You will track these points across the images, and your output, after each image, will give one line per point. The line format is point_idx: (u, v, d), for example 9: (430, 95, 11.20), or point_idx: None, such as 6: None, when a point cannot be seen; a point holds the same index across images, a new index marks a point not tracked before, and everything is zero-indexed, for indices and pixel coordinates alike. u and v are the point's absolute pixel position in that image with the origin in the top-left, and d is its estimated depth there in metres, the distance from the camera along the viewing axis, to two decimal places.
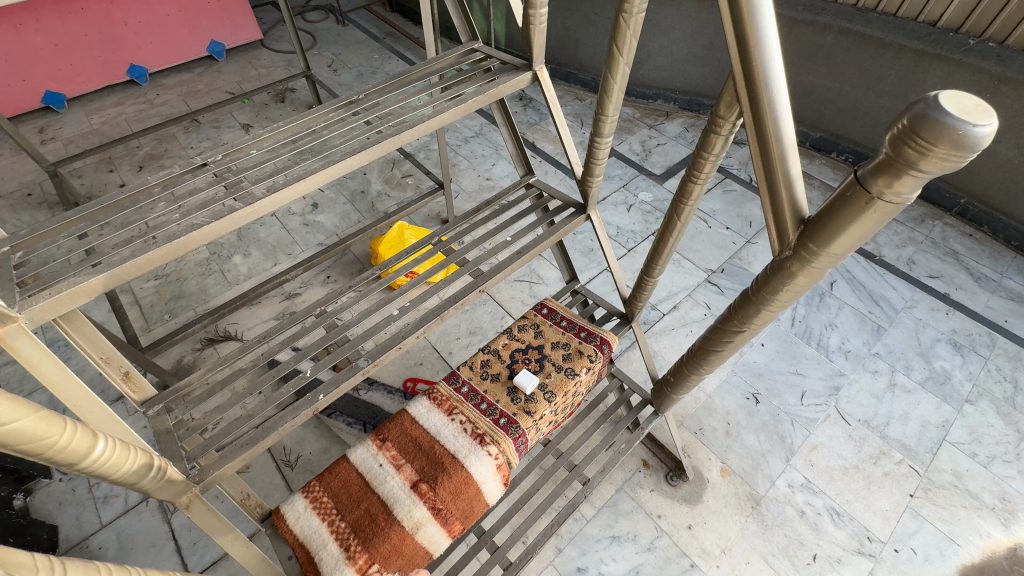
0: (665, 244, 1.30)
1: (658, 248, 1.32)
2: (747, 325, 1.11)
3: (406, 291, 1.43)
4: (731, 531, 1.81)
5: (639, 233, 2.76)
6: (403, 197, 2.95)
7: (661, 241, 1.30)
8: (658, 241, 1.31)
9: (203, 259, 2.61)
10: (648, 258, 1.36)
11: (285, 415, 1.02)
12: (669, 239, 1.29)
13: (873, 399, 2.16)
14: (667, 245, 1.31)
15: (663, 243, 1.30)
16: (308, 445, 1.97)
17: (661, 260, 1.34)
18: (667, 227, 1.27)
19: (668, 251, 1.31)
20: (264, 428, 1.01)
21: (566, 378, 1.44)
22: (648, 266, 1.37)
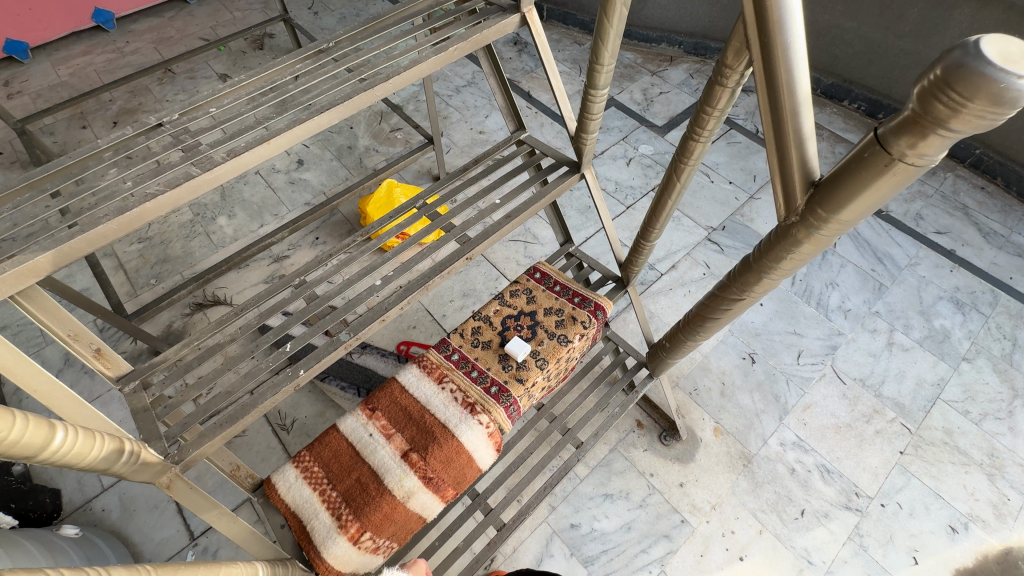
0: (663, 207, 1.22)
1: (657, 211, 1.24)
2: (747, 293, 1.06)
3: (392, 255, 1.34)
4: (722, 488, 1.84)
5: (639, 188, 2.66)
6: (391, 152, 2.82)
7: (660, 203, 1.22)
8: (657, 203, 1.22)
9: (187, 221, 2.53)
10: (647, 221, 1.29)
11: (266, 391, 0.99)
12: (668, 201, 1.20)
13: (870, 357, 2.14)
14: (666, 207, 1.23)
15: (661, 205, 1.22)
16: (303, 409, 1.97)
17: (660, 223, 1.27)
18: (665, 189, 1.18)
19: (667, 213, 1.24)
20: (243, 405, 0.97)
21: (558, 345, 1.40)
22: (646, 229, 1.30)
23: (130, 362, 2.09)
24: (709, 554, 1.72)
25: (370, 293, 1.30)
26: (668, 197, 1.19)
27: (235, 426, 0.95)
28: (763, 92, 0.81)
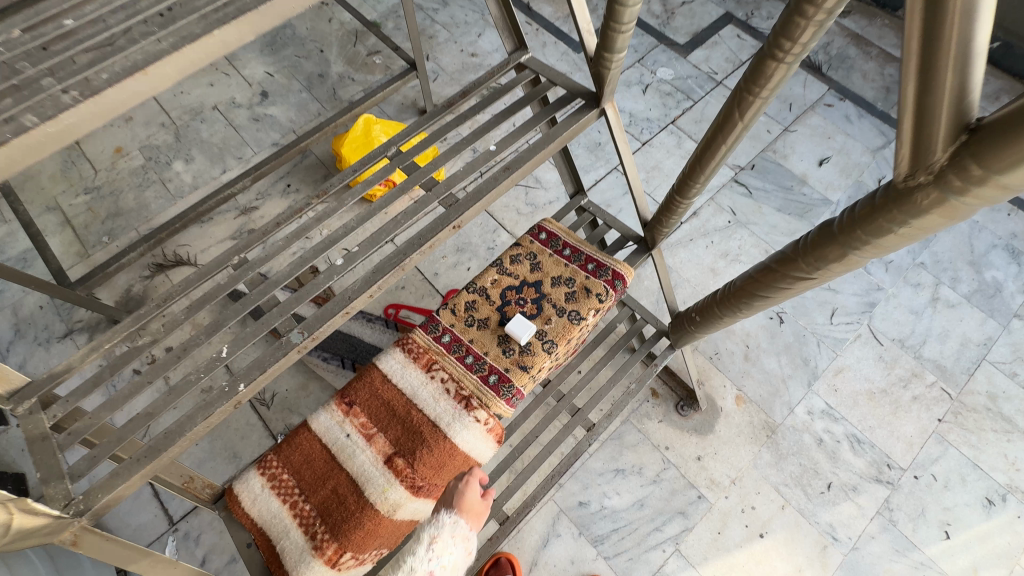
0: (716, 152, 0.93)
1: (707, 156, 0.95)
2: (819, 272, 0.81)
3: (360, 219, 0.96)
4: (743, 461, 1.70)
5: (656, 121, 2.30)
6: (370, 81, 2.42)
7: (714, 146, 0.92)
8: (708, 145, 0.93)
9: (139, 166, 2.20)
10: (690, 168, 1.00)
11: (195, 412, 0.75)
12: (723, 143, 0.91)
13: (911, 315, 1.92)
14: (716, 153, 0.94)
15: (714, 150, 0.93)
16: (284, 381, 1.79)
17: (707, 173, 0.98)
18: (724, 127, 0.88)
19: (719, 160, 0.95)
20: (166, 433, 0.74)
21: (569, 323, 1.17)
22: (686, 180, 1.02)
23: (88, 331, 1.87)
24: (728, 531, 1.61)
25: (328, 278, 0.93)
26: (727, 137, 0.89)
27: (158, 461, 0.73)
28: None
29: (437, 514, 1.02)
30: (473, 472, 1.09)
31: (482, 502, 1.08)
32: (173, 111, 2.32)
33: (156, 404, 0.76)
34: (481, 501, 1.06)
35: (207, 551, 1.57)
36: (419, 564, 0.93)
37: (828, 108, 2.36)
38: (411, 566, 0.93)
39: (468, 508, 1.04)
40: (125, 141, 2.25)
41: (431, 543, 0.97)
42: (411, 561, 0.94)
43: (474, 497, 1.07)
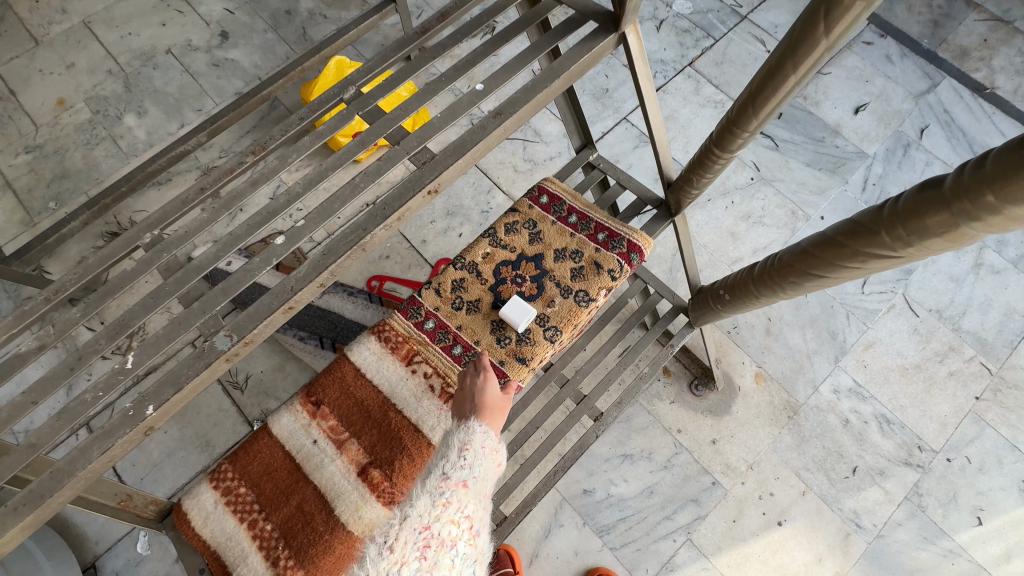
0: (781, 84, 0.70)
1: (767, 92, 0.72)
2: (904, 250, 0.63)
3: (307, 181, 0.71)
4: (761, 444, 1.56)
5: (672, 62, 2.02)
6: (344, 18, 2.12)
7: (781, 72, 0.69)
8: (772, 73, 0.70)
9: (85, 121, 1.94)
10: (740, 109, 0.77)
11: (90, 445, 0.57)
12: (792, 70, 0.68)
13: (951, 283, 1.73)
14: (780, 89, 0.71)
15: (779, 80, 0.69)
16: (259, 362, 1.62)
17: (762, 116, 0.76)
18: (803, 41, 0.64)
19: (782, 97, 0.72)
20: (54, 471, 0.56)
21: (576, 306, 0.98)
22: (732, 127, 0.80)
23: None
24: (744, 519, 1.49)
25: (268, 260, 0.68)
26: (801, 60, 0.66)
27: (45, 508, 0.56)
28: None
29: (461, 415, 0.85)
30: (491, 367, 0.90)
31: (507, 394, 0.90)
32: (121, 56, 2.03)
33: (42, 432, 0.59)
34: (506, 395, 0.89)
35: None
36: (450, 473, 0.77)
37: (867, 46, 2.07)
38: (440, 475, 0.76)
39: (495, 408, 0.85)
40: (68, 91, 1.98)
41: (460, 452, 0.79)
42: (440, 471, 0.77)
43: (500, 394, 0.88)
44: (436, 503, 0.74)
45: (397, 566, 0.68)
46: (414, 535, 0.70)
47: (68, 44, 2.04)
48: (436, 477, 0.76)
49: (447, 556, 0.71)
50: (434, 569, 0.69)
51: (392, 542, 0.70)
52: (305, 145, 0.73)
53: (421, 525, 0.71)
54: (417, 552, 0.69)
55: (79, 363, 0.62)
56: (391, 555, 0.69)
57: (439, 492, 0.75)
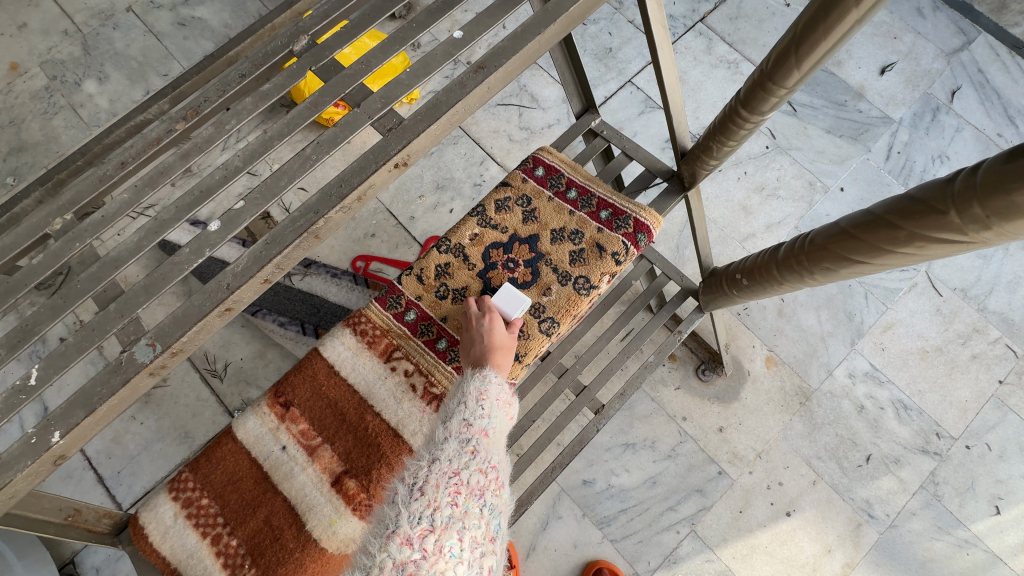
0: (838, 23, 0.56)
1: (816, 36, 0.59)
2: (970, 233, 0.52)
3: (248, 152, 0.59)
4: (771, 432, 1.48)
5: (681, 18, 1.84)
6: None
7: (840, 6, 0.55)
8: (829, 6, 0.56)
9: (41, 88, 1.78)
10: (779, 59, 0.64)
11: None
12: (857, 2, 0.54)
13: (978, 260, 1.62)
14: (835, 32, 0.58)
15: (837, 17, 0.56)
16: (238, 349, 1.52)
17: (806, 67, 0.63)
18: None
19: (835, 42, 0.59)
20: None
21: (575, 294, 0.87)
22: (767, 81, 0.67)
23: None
24: (751, 509, 1.42)
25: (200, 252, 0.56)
26: None
27: None
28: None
29: (472, 360, 0.79)
30: (494, 308, 0.83)
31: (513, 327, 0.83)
32: (76, 15, 1.85)
33: None
34: (512, 331, 0.82)
35: None
36: (471, 419, 0.69)
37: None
38: (462, 421, 0.68)
39: (504, 348, 0.79)
40: (20, 55, 1.81)
41: (480, 398, 0.71)
42: (460, 417, 0.69)
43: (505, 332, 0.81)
44: (464, 447, 0.66)
45: (428, 511, 0.59)
46: (445, 479, 0.62)
47: (18, 2, 1.86)
48: (457, 423, 0.68)
49: (477, 505, 0.62)
50: (465, 517, 0.60)
51: (421, 485, 0.61)
52: (244, 110, 0.60)
53: (451, 470, 0.63)
54: (450, 497, 0.61)
55: None
56: (422, 499, 0.60)
57: (464, 437, 0.67)
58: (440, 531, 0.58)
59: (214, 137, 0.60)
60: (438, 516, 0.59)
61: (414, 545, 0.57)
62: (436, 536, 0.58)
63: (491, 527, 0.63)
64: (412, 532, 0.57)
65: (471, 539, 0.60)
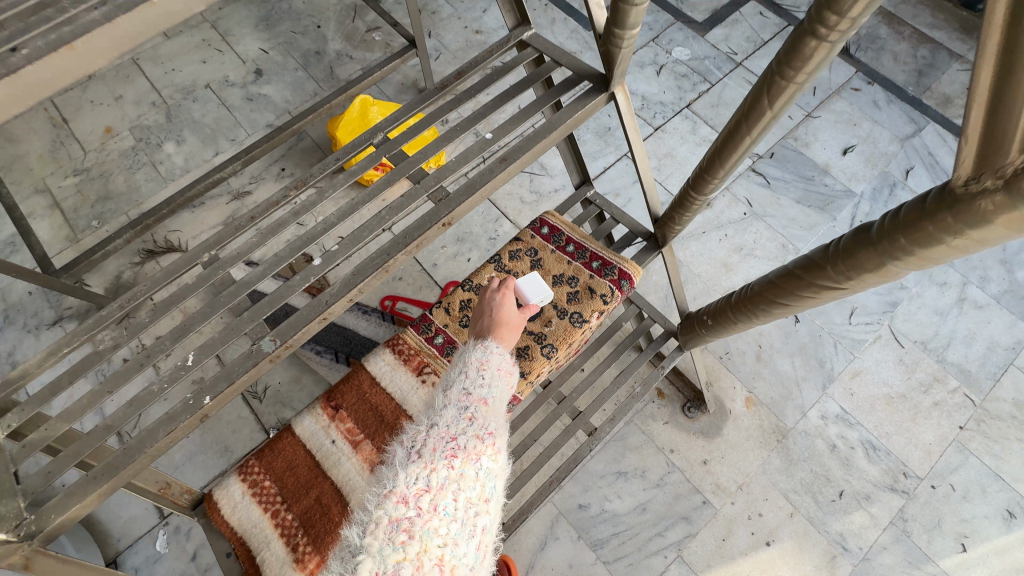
0: (738, 145, 0.83)
1: (726, 151, 0.85)
2: (851, 279, 0.72)
3: (342, 213, 0.86)
4: (751, 466, 1.63)
5: (670, 105, 2.17)
6: (368, 58, 2.30)
7: (736, 138, 0.82)
8: (729, 137, 0.82)
9: (129, 147, 2.12)
10: (708, 161, 0.90)
11: (157, 426, 0.69)
12: (746, 134, 0.80)
13: (935, 316, 1.82)
14: (743, 142, 0.82)
15: (735, 143, 0.82)
16: (276, 374, 1.73)
17: (726, 168, 0.89)
18: (750, 115, 0.77)
19: (740, 154, 0.85)
20: (126, 448, 0.68)
21: (571, 326, 1.09)
22: (703, 175, 0.93)
23: (77, 318, 1.83)
24: (733, 538, 1.55)
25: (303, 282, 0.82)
26: (754, 126, 0.78)
27: (117, 478, 0.67)
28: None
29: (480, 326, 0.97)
30: (510, 286, 1.03)
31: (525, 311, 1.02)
32: (164, 89, 2.23)
33: (117, 416, 0.71)
34: (519, 315, 0.99)
35: (197, 545, 1.54)
36: (470, 390, 0.80)
37: (855, 92, 2.21)
38: (461, 392, 0.79)
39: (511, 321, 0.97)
40: (115, 121, 2.17)
41: (479, 369, 0.83)
42: (460, 389, 0.80)
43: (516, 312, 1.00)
44: (461, 416, 0.75)
45: (425, 472, 0.67)
46: (442, 445, 0.70)
47: (117, 78, 2.25)
48: (457, 394, 0.79)
49: (472, 469, 0.70)
50: (461, 479, 0.68)
51: (421, 449, 0.70)
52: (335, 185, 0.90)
53: (448, 435, 0.72)
54: (445, 461, 0.69)
55: (146, 361, 0.75)
56: (419, 463, 0.69)
57: (462, 407, 0.77)
58: (436, 491, 0.66)
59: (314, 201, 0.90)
60: (435, 477, 0.67)
61: (410, 503, 0.65)
62: (432, 495, 0.66)
63: (485, 490, 0.70)
64: (408, 491, 0.65)
65: (465, 500, 0.67)
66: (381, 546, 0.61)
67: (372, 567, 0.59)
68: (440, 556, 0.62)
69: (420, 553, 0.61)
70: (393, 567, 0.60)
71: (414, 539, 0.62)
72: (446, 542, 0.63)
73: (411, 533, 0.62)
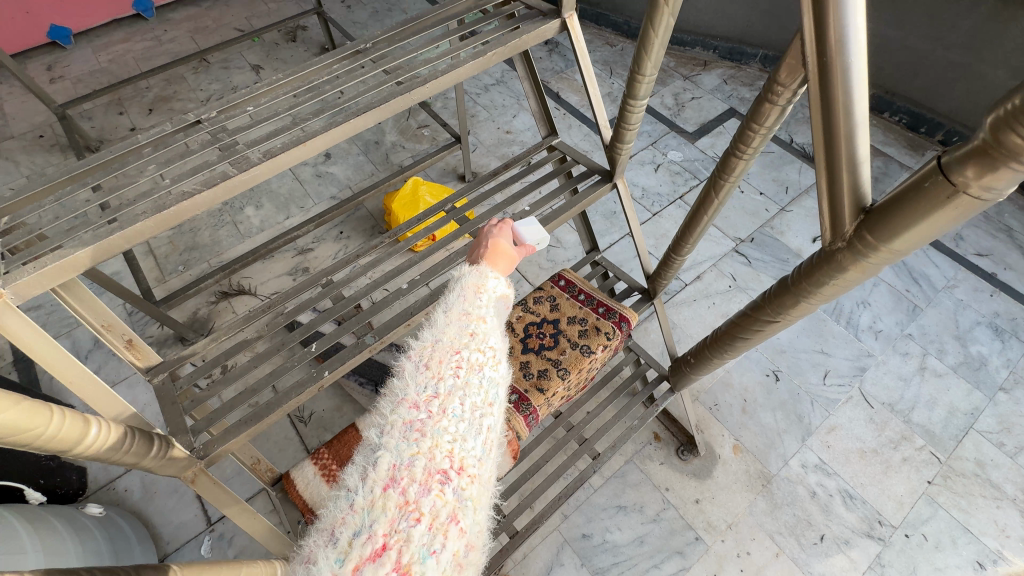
0: (697, 224, 1.18)
1: (689, 228, 1.20)
2: (782, 316, 1.01)
3: (423, 257, 1.39)
4: (739, 508, 1.80)
5: (666, 196, 2.61)
6: (418, 148, 2.81)
7: (695, 220, 1.17)
8: (691, 219, 1.18)
9: (216, 209, 2.56)
10: (681, 233, 1.24)
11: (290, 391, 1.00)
12: (703, 218, 1.16)
13: (900, 381, 2.07)
14: (701, 222, 1.18)
15: (695, 224, 1.18)
16: (322, 402, 1.99)
17: (693, 237, 1.22)
18: (700, 208, 1.13)
19: (701, 228, 1.18)
20: (269, 403, 0.99)
21: (581, 355, 1.38)
22: (677, 243, 1.26)
23: (156, 346, 2.14)
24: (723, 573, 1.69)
25: (397, 296, 1.34)
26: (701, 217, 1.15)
27: (262, 423, 0.97)
28: (804, 60, 0.75)
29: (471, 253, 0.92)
30: (507, 224, 0.96)
31: (524, 247, 0.97)
32: None
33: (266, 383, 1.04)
34: (514, 251, 0.92)
35: (238, 551, 1.72)
36: (471, 309, 0.75)
37: None
38: (462, 310, 0.75)
39: (502, 252, 0.89)
40: None
41: (477, 291, 0.78)
42: (460, 307, 0.76)
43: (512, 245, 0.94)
44: (464, 331, 0.72)
45: (433, 381, 0.66)
46: (448, 355, 0.69)
47: None
48: (457, 311, 0.75)
49: (477, 378, 0.68)
50: (466, 386, 0.67)
51: (428, 361, 0.69)
52: (394, 254, 1.50)
53: (452, 348, 0.70)
54: (452, 370, 0.67)
55: None
56: (427, 372, 0.67)
57: (463, 323, 0.73)
58: (444, 397, 0.65)
59: (394, 253, 1.49)
60: (442, 385, 0.66)
61: (421, 408, 0.64)
62: (440, 400, 0.65)
63: (489, 396, 0.69)
64: (419, 398, 0.65)
65: (471, 404, 0.66)
66: (396, 443, 0.61)
67: (390, 460, 0.60)
68: (449, 450, 0.61)
69: (432, 448, 0.61)
70: (407, 461, 0.59)
71: (426, 436, 0.61)
72: (455, 439, 0.62)
73: (423, 432, 0.62)
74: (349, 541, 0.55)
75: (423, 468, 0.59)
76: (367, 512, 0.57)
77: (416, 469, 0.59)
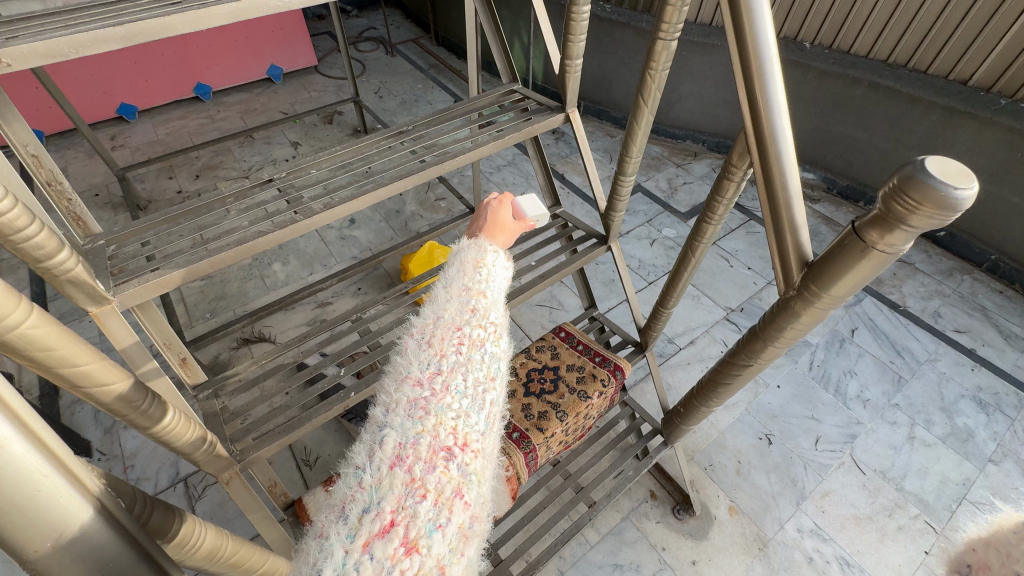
0: (679, 280, 1.34)
1: (672, 284, 1.37)
2: (755, 361, 1.13)
3: None
4: (735, 571, 1.80)
5: (661, 267, 2.83)
6: (435, 218, 3.09)
7: (676, 279, 1.34)
8: (673, 277, 1.35)
9: (246, 264, 2.78)
10: (665, 292, 1.40)
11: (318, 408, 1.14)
12: (683, 277, 1.33)
13: (890, 450, 2.13)
14: (682, 278, 1.34)
15: (676, 280, 1.35)
16: (328, 447, 2.06)
17: (676, 293, 1.39)
18: (680, 267, 1.31)
19: (682, 283, 1.35)
20: (299, 418, 1.12)
21: (578, 400, 1.50)
22: (662, 299, 1.42)
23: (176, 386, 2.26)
24: None
25: None
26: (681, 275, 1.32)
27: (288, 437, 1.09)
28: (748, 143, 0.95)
29: (471, 227, 1.03)
30: (507, 198, 1.08)
31: (523, 221, 1.08)
32: None
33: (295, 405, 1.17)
34: (515, 223, 1.05)
35: None
36: (470, 285, 0.84)
37: None
38: (462, 287, 0.84)
39: (501, 223, 1.02)
40: None
41: (476, 266, 0.87)
42: (461, 283, 0.85)
43: (512, 215, 1.06)
44: (465, 308, 0.81)
45: (435, 358, 0.74)
46: (450, 332, 0.77)
47: None
48: (458, 288, 0.84)
49: (478, 354, 0.77)
50: (468, 362, 0.75)
51: (430, 339, 0.77)
52: (405, 305, 1.67)
53: (454, 325, 0.78)
54: (454, 347, 0.76)
55: None
56: (430, 349, 0.75)
57: (463, 299, 0.82)
58: (446, 373, 0.73)
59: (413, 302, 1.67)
60: (445, 361, 0.74)
61: (424, 386, 0.72)
62: (444, 376, 0.73)
63: (490, 370, 0.78)
64: (422, 375, 0.73)
65: (474, 379, 0.74)
66: (401, 422, 0.68)
67: (396, 439, 0.66)
68: (453, 426, 0.69)
69: (436, 426, 0.68)
70: (412, 439, 0.66)
71: (430, 413, 0.69)
72: (458, 416, 0.70)
73: (427, 410, 0.69)
74: (359, 518, 0.60)
75: (427, 447, 0.66)
76: (375, 490, 0.62)
77: (421, 447, 0.66)
